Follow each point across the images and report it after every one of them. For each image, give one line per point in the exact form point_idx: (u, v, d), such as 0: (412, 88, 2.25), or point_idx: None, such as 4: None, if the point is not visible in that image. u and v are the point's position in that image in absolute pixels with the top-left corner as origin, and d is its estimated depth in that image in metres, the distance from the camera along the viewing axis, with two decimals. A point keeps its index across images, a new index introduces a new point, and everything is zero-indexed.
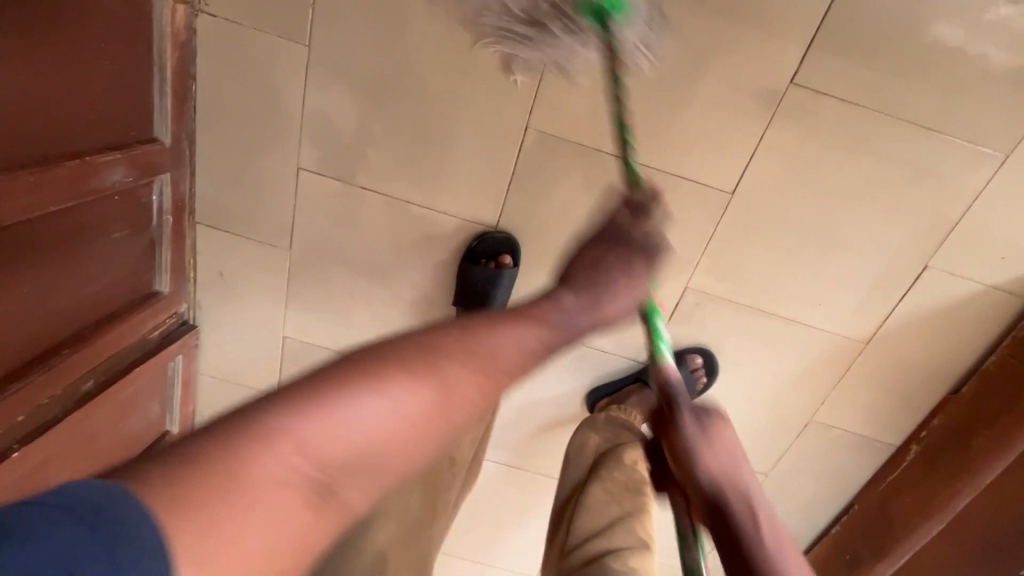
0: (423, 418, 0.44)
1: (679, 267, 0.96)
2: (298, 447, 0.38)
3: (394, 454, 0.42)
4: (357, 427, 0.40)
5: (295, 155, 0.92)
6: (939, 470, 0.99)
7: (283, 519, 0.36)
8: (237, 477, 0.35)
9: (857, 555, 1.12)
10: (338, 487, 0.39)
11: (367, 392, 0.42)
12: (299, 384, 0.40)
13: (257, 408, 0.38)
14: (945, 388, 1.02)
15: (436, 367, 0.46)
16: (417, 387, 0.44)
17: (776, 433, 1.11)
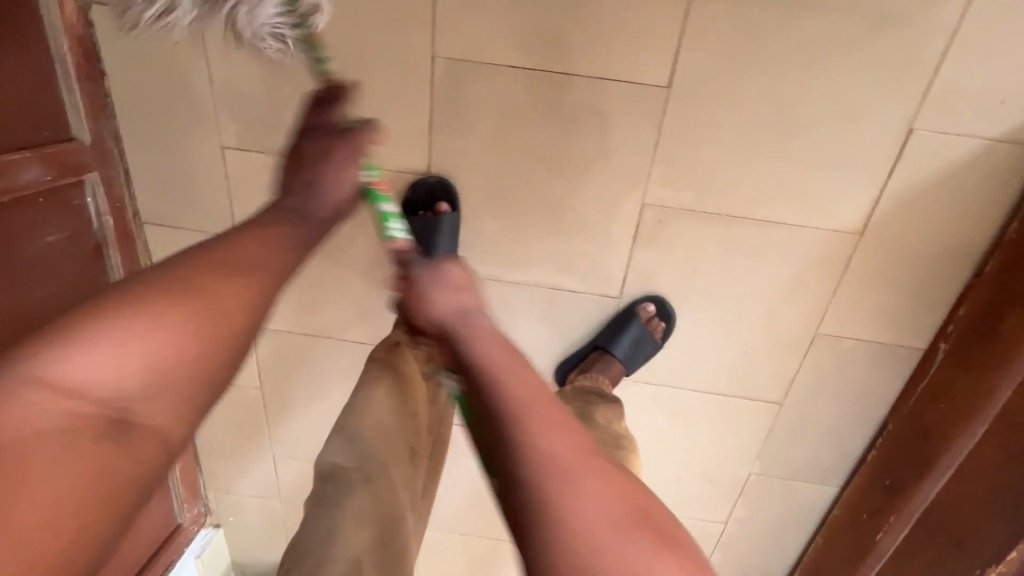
0: (199, 330, 0.53)
1: (630, 183, 0.88)
2: (60, 386, 0.45)
3: (187, 368, 0.52)
4: (111, 369, 0.48)
5: (217, 135, 0.91)
6: (973, 365, 0.86)
7: (113, 364, 0.48)
8: (12, 410, 0.43)
9: (897, 479, 0.98)
10: (131, 415, 0.49)
11: (141, 318, 0.50)
12: (60, 320, 0.49)
13: (31, 351, 0.46)
14: (965, 272, 0.89)
15: (195, 294, 0.54)
16: (190, 307, 0.53)
17: (782, 355, 1.00)
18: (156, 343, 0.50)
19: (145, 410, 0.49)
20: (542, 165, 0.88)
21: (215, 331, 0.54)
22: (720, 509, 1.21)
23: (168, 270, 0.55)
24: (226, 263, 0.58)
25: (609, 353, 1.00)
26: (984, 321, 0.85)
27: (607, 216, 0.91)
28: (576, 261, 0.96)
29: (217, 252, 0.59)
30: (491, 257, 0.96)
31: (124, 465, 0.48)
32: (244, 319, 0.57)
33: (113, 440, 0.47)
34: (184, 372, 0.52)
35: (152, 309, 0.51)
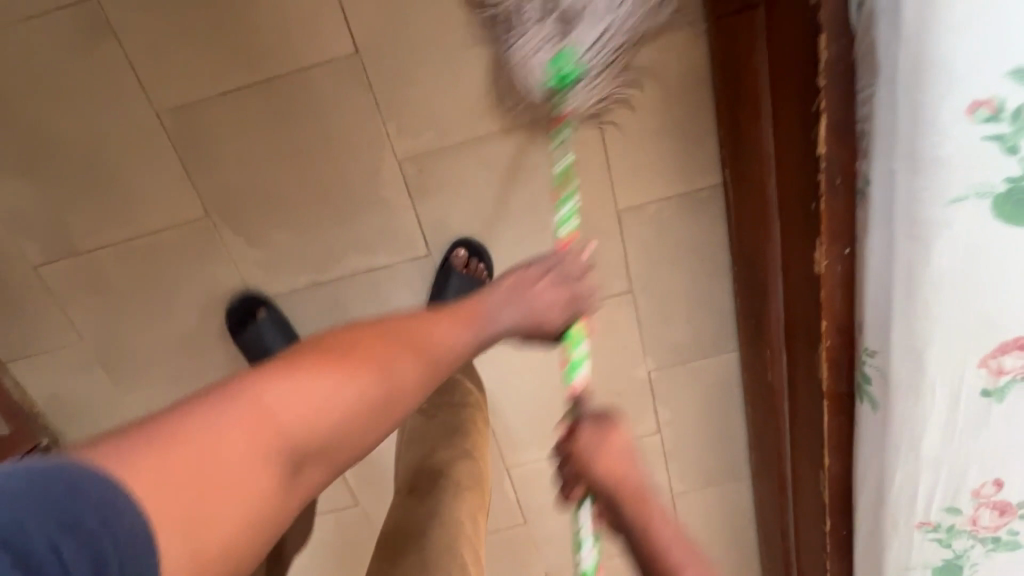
0: (317, 409, 0.48)
1: (376, 147, 0.94)
2: (258, 413, 0.45)
3: (334, 445, 0.50)
4: (289, 400, 0.47)
5: (24, 257, 1.00)
6: (744, 169, 0.86)
7: (297, 394, 0.48)
8: (261, 392, 0.46)
9: (757, 311, 0.96)
10: (301, 463, 0.47)
11: (331, 369, 0.51)
12: (234, 395, 0.45)
13: (251, 379, 0.47)
14: (706, 95, 0.91)
15: (335, 366, 0.51)
16: (354, 375, 0.52)
17: (602, 245, 1.01)
18: (313, 386, 0.49)
19: (305, 464, 0.48)
20: (295, 167, 0.95)
21: (381, 397, 0.53)
22: (646, 421, 1.18)
23: (309, 356, 0.51)
24: (399, 356, 0.56)
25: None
26: (733, 127, 0.86)
27: (374, 186, 0.96)
28: (374, 239, 1.00)
29: (378, 323, 0.59)
30: (302, 260, 1.01)
31: (287, 504, 0.46)
32: (387, 402, 0.54)
33: (282, 472, 0.45)
34: (325, 433, 0.49)
35: (315, 368, 0.50)
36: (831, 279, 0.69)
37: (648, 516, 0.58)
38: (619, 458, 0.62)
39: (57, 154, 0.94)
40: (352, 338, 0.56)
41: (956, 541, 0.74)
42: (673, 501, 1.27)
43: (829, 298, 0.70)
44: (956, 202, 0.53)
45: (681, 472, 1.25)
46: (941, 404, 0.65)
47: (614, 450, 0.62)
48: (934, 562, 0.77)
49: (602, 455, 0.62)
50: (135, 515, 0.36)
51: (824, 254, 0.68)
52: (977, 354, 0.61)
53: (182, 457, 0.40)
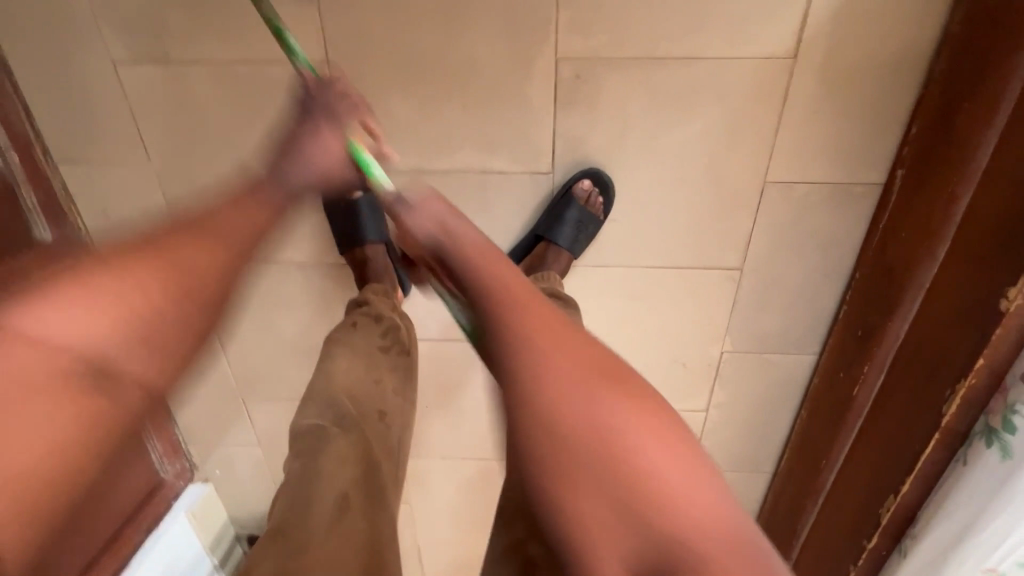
0: (118, 304, 0.51)
1: (536, 40, 0.82)
2: (37, 343, 0.46)
3: (165, 327, 0.53)
4: (61, 325, 0.47)
5: (105, 52, 0.87)
6: (929, 180, 0.79)
7: (81, 322, 0.48)
8: (33, 305, 0.47)
9: (869, 326, 0.92)
10: (112, 366, 0.49)
11: (83, 295, 0.50)
12: None
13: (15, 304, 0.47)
14: (915, 84, 0.81)
15: (130, 276, 0.53)
16: (143, 284, 0.53)
17: (731, 214, 0.94)
18: (114, 279, 0.52)
19: (114, 366, 0.49)
20: (439, 32, 0.83)
21: (194, 281, 0.56)
22: (698, 397, 1.17)
23: (87, 261, 0.53)
24: (216, 243, 0.58)
25: (552, 243, 0.96)
26: (937, 131, 0.78)
27: (519, 80, 0.85)
28: (499, 138, 0.90)
29: (188, 222, 0.59)
30: (415, 145, 0.92)
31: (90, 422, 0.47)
32: (203, 286, 0.57)
33: (76, 377, 0.47)
34: (125, 317, 0.51)
35: (110, 276, 0.52)
36: (1014, 322, 0.65)
37: (543, 378, 0.53)
38: (569, 397, 0.53)
39: None
40: (126, 262, 0.54)
41: None
42: None
43: (1001, 340, 0.67)
44: None
45: (710, 452, 1.26)
46: None
47: (424, 213, 0.59)
48: None
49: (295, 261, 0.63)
50: None
51: (1020, 293, 0.64)
52: None
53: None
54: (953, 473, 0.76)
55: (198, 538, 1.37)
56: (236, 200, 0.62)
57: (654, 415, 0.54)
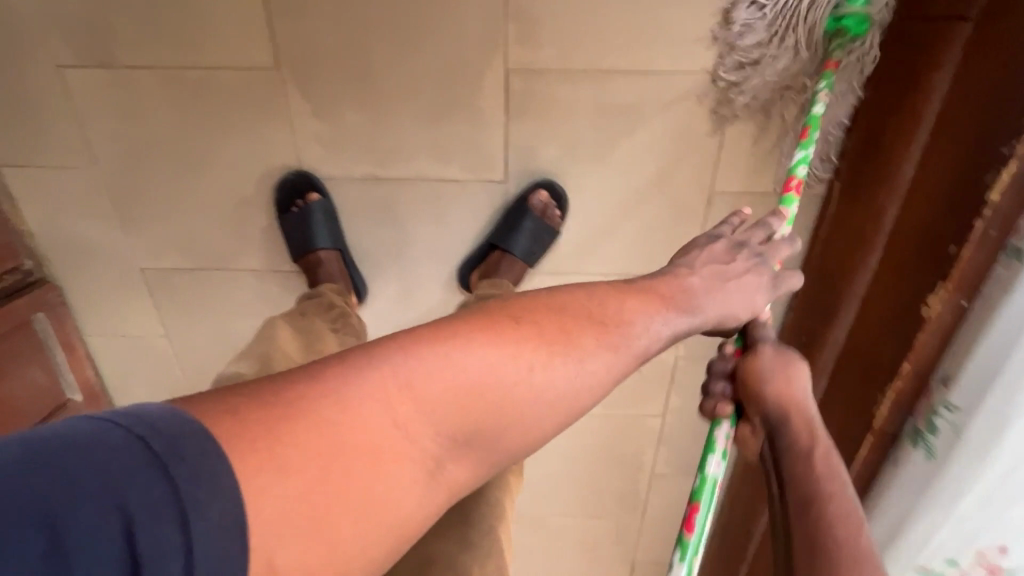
0: (480, 388, 0.50)
1: (487, 49, 0.83)
2: (404, 396, 0.48)
3: (488, 433, 0.51)
4: (364, 410, 0.47)
5: (48, 53, 0.85)
6: (861, 191, 0.83)
7: (373, 408, 0.47)
8: (362, 383, 0.47)
9: (811, 332, 0.95)
10: (441, 458, 0.50)
11: (480, 356, 0.51)
12: (318, 367, 0.48)
13: (344, 367, 0.48)
14: (850, 100, 0.85)
15: (512, 351, 0.52)
16: (513, 346, 0.52)
17: (680, 223, 0.96)
18: (418, 375, 0.49)
19: (446, 460, 0.50)
20: (391, 40, 0.83)
21: (522, 398, 0.52)
22: (654, 402, 1.19)
23: (461, 323, 0.53)
24: (603, 334, 0.56)
25: (507, 251, 0.96)
26: (868, 144, 0.81)
27: (471, 90, 0.86)
28: (452, 147, 0.91)
29: (543, 298, 0.57)
30: (368, 151, 0.92)
31: (380, 503, 0.46)
32: (553, 406, 0.53)
33: (426, 467, 0.49)
34: (488, 420, 0.51)
35: (481, 346, 0.51)
36: (934, 327, 0.68)
37: (795, 437, 0.54)
38: (812, 429, 0.55)
39: None
40: (531, 312, 0.55)
41: None
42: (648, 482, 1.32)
43: (924, 344, 0.70)
44: None
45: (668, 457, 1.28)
46: (996, 471, 0.66)
47: (785, 373, 0.59)
48: None
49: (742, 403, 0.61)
50: (156, 497, 0.38)
51: (939, 298, 0.67)
52: None
53: (268, 453, 0.42)
54: (886, 474, 0.79)
55: None
56: (647, 294, 0.61)
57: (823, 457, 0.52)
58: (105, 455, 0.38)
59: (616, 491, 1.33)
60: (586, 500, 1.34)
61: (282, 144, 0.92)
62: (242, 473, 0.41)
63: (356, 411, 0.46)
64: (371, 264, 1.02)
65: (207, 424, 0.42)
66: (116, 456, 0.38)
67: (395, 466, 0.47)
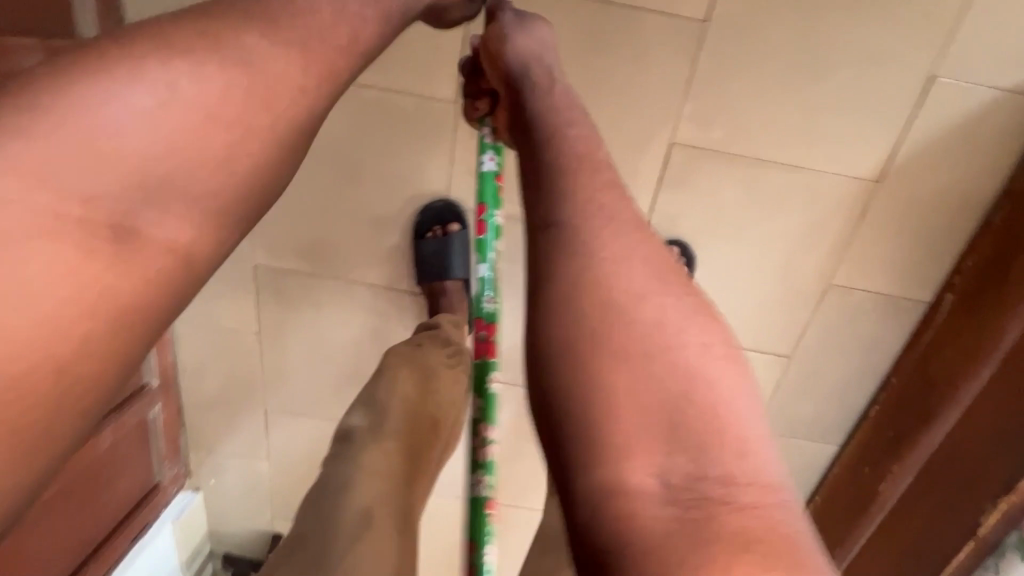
0: (185, 133, 0.44)
1: (658, 121, 0.88)
2: (32, 175, 0.38)
3: (180, 179, 0.44)
4: (81, 178, 0.40)
5: None
6: (980, 309, 0.89)
7: (164, 117, 0.43)
8: (99, 128, 0.41)
9: (903, 430, 1.00)
10: (136, 216, 0.43)
11: (152, 83, 0.43)
12: (15, 141, 0.38)
13: (17, 143, 0.38)
14: (974, 223, 0.92)
15: (190, 94, 0.44)
16: (189, 119, 0.45)
17: (792, 307, 1.02)
18: (132, 136, 0.42)
19: (141, 221, 0.43)
20: None
21: (240, 154, 0.48)
22: None
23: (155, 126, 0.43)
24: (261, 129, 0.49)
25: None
26: (994, 267, 0.88)
27: (633, 155, 0.91)
28: None
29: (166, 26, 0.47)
30: (519, 194, 0.95)
31: (105, 281, 0.41)
32: (234, 164, 0.48)
33: (110, 239, 0.42)
34: (154, 165, 0.43)
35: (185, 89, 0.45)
36: None
37: (641, 464, 0.38)
38: (656, 445, 0.38)
39: None
40: (220, 75, 0.47)
41: None
42: None
43: None
44: None
45: None
46: None
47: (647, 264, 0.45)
48: None
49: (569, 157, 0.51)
50: None
51: None
52: None
53: None
54: None
55: (176, 549, 1.27)
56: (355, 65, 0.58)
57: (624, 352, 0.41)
58: None
59: None
60: None
61: (437, 172, 0.94)
62: None
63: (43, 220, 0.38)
64: None
65: None
66: None
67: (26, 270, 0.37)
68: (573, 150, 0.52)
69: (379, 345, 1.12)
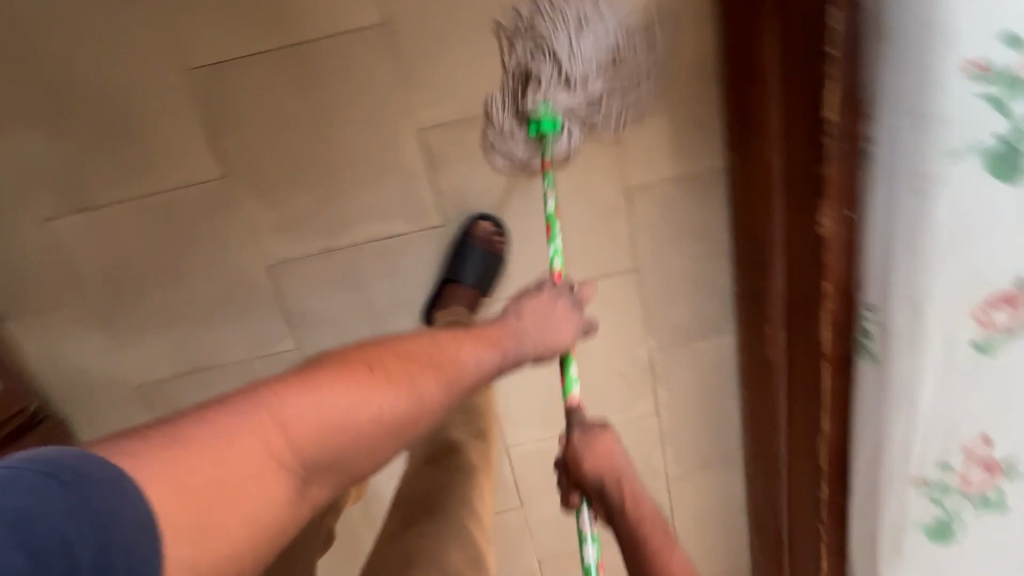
0: (355, 408, 0.61)
1: (397, 118, 0.98)
2: (277, 424, 0.56)
3: (343, 451, 0.60)
4: (299, 412, 0.57)
5: (34, 210, 0.99)
6: (749, 151, 0.92)
7: (354, 400, 0.61)
8: (286, 411, 0.56)
9: (759, 290, 1.00)
10: (295, 468, 0.56)
11: (358, 388, 0.62)
12: (314, 368, 0.62)
13: (282, 391, 0.58)
14: (715, 80, 0.96)
15: (358, 377, 0.62)
16: (375, 393, 0.63)
17: (612, 226, 1.05)
18: (324, 408, 0.59)
19: (306, 482, 0.58)
20: (317, 130, 0.98)
21: (408, 415, 0.65)
22: (644, 401, 1.21)
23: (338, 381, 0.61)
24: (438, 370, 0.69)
25: (460, 283, 1.05)
26: (742, 109, 0.91)
27: (393, 153, 1.00)
28: (394, 205, 1.03)
29: (382, 344, 0.69)
30: (320, 229, 1.04)
31: (222, 525, 0.50)
32: (394, 425, 0.63)
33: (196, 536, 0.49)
34: (343, 449, 0.60)
35: (370, 370, 0.64)
36: (834, 242, 0.75)
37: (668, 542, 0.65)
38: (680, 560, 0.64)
39: (74, 108, 0.95)
40: (372, 357, 0.66)
41: (949, 501, 0.78)
42: (668, 487, 1.30)
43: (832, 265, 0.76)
44: (953, 156, 0.60)
45: (678, 455, 1.27)
46: (937, 354, 0.69)
47: (602, 457, 0.72)
48: (930, 528, 0.80)
49: (586, 457, 0.73)
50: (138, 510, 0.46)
51: (829, 215, 0.74)
52: (971, 305, 0.66)
53: (197, 456, 0.51)
54: (856, 395, 0.80)
55: None
56: (466, 341, 0.74)
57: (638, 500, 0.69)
58: (25, 484, 0.42)
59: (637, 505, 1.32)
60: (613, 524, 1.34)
61: (242, 239, 1.03)
62: (136, 468, 0.48)
63: (174, 479, 0.49)
64: (345, 328, 1.11)
65: (101, 458, 0.47)
66: (99, 491, 0.45)
67: (260, 449, 0.54)
68: (588, 462, 0.73)
69: None
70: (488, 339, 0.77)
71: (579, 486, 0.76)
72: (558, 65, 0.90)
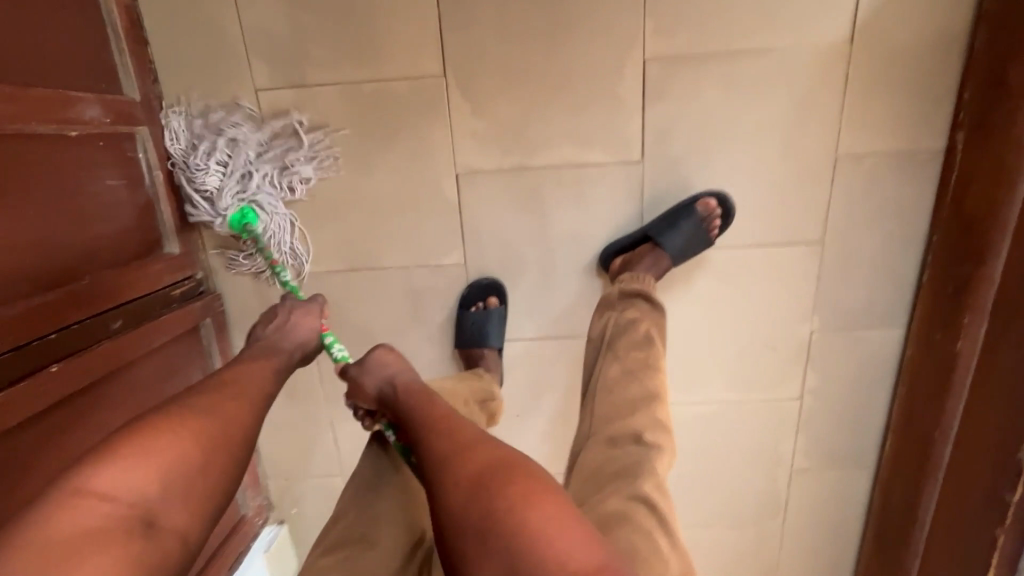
0: (171, 465, 0.60)
1: (626, 43, 0.96)
2: (92, 495, 0.54)
3: (186, 485, 0.60)
4: (122, 480, 0.56)
5: (250, 77, 1.00)
6: (994, 132, 0.89)
7: (146, 467, 0.58)
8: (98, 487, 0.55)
9: (960, 280, 0.97)
10: (154, 518, 0.56)
11: (138, 448, 0.59)
12: (107, 440, 0.59)
13: (79, 472, 0.55)
14: (959, 56, 0.94)
15: (193, 445, 0.63)
16: (168, 454, 0.60)
17: (810, 191, 1.03)
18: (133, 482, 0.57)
19: (161, 518, 0.57)
20: (543, 43, 0.97)
21: (213, 453, 0.64)
22: (792, 382, 1.18)
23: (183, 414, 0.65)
24: (240, 399, 0.72)
25: (660, 245, 1.04)
26: (993, 88, 0.89)
27: (613, 79, 0.98)
28: (598, 133, 1.02)
29: (174, 406, 0.66)
30: (519, 144, 1.03)
31: (145, 565, 0.54)
32: (218, 464, 0.64)
33: (136, 543, 0.54)
34: (179, 480, 0.60)
35: (150, 437, 0.61)
36: None
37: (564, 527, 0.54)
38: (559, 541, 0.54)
39: None
40: (170, 413, 0.65)
41: None
42: (791, 477, 1.26)
43: None
44: None
45: (809, 445, 1.23)
46: None
47: (389, 362, 0.84)
48: None
49: (371, 376, 0.84)
50: None
51: None
52: None
53: (62, 560, 0.49)
54: None
55: None
56: (252, 364, 0.81)
57: (542, 492, 0.57)
58: None
59: (753, 491, 1.28)
60: (725, 506, 1.30)
61: (440, 141, 1.03)
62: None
63: (28, 560, 0.48)
64: (516, 252, 1.10)
65: None
66: None
67: (105, 510, 0.54)
68: (367, 383, 0.85)
69: (420, 327, 1.16)
70: (268, 357, 0.84)
71: (375, 410, 0.87)
72: (235, 171, 1.01)
